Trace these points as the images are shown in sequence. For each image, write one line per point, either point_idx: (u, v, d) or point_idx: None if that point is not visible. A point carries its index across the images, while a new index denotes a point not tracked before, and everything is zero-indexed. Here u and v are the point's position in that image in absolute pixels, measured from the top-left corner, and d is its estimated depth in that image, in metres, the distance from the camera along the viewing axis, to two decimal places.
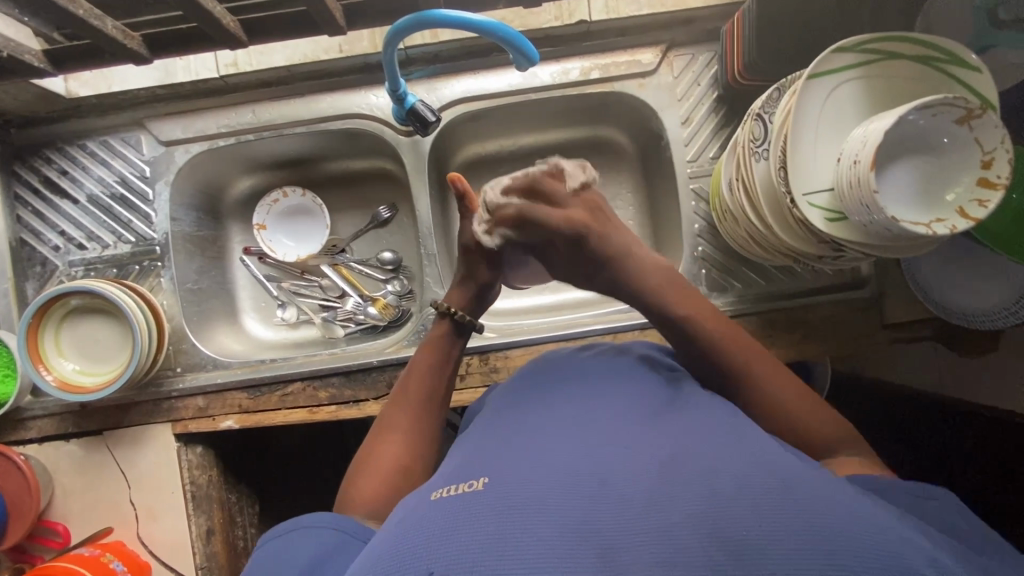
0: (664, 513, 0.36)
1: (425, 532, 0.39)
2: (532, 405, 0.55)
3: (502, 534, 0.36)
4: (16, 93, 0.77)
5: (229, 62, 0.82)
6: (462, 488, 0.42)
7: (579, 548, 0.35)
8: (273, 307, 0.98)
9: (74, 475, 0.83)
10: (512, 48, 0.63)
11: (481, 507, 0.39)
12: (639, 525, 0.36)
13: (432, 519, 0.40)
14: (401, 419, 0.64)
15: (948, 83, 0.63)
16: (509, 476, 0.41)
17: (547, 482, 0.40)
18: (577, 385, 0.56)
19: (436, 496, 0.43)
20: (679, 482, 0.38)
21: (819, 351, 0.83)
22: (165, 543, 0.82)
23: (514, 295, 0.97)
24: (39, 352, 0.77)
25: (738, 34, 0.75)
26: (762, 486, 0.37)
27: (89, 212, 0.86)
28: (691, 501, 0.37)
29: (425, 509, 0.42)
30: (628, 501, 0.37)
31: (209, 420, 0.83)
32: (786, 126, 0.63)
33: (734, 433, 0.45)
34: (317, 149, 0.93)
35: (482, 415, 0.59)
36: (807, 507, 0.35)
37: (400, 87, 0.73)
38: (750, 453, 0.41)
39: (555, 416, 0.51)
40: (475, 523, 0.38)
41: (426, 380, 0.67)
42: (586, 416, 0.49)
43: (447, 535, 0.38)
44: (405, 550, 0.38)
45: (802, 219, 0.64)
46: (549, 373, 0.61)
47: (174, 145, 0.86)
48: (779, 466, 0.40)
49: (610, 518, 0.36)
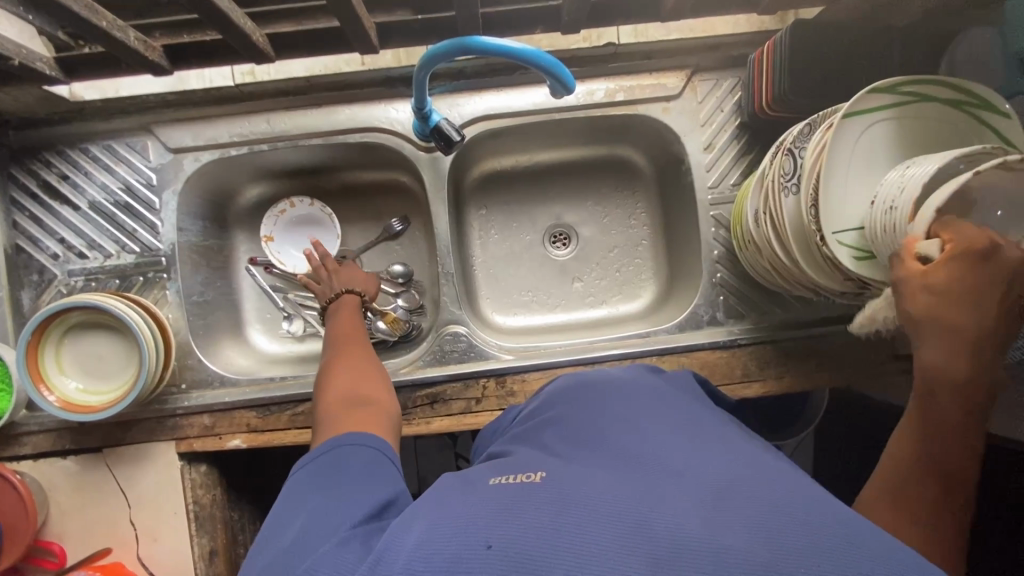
0: (720, 535, 0.35)
1: (484, 509, 0.40)
2: (574, 414, 0.55)
3: (561, 525, 0.37)
4: (19, 96, 0.73)
5: (246, 71, 0.82)
6: (523, 476, 0.44)
7: (637, 553, 0.35)
8: (279, 319, 0.95)
9: (72, 494, 0.80)
10: (550, 75, 0.61)
11: (540, 497, 0.40)
12: (697, 535, 0.35)
13: (494, 497, 0.41)
14: (360, 359, 0.71)
15: (980, 130, 0.63)
16: (567, 476, 0.43)
17: (601, 488, 0.40)
18: (619, 400, 0.56)
19: (496, 479, 0.45)
20: (734, 513, 0.37)
21: (832, 380, 0.84)
22: (166, 565, 0.79)
23: (528, 313, 0.96)
24: (39, 370, 0.73)
25: (769, 65, 0.75)
26: (820, 529, 0.36)
27: (90, 220, 0.82)
28: (748, 527, 0.36)
29: (483, 491, 0.43)
30: (685, 515, 0.37)
31: (215, 439, 0.81)
32: (820, 163, 0.63)
33: (780, 468, 0.44)
34: (332, 160, 0.90)
35: (520, 432, 0.58)
36: (861, 552, 0.35)
37: (426, 106, 0.72)
38: (802, 489, 0.41)
39: (602, 426, 0.51)
40: (532, 510, 0.39)
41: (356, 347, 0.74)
42: (633, 425, 0.50)
43: (508, 514, 0.39)
44: (463, 519, 0.39)
45: (831, 256, 0.64)
46: (588, 386, 0.61)
47: (183, 152, 0.82)
48: (831, 506, 0.40)
49: (668, 526, 0.36)
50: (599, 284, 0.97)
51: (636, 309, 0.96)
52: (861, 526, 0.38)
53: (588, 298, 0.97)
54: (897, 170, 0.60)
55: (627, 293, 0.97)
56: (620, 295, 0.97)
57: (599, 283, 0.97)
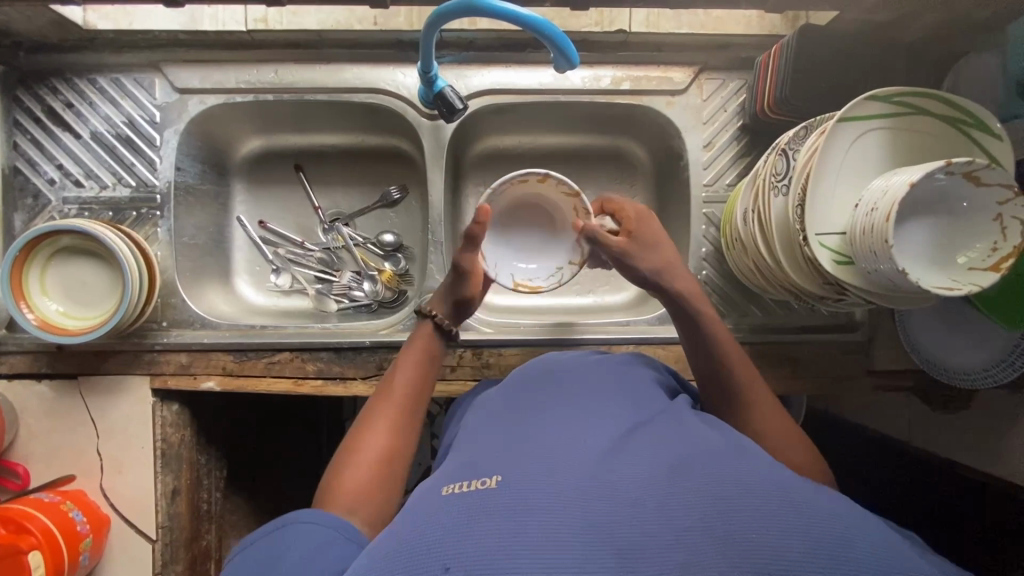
0: (675, 516, 0.37)
1: (438, 529, 0.39)
2: (530, 408, 0.56)
3: (522, 530, 0.37)
4: (33, 17, 0.74)
5: (258, 17, 0.83)
6: (477, 483, 0.42)
7: (600, 547, 0.36)
8: (267, 272, 0.96)
9: (42, 417, 0.80)
10: (554, 47, 0.64)
11: (496, 505, 0.39)
12: (656, 528, 0.37)
13: (448, 513, 0.40)
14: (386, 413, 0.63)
15: (968, 146, 0.64)
16: (524, 474, 0.42)
17: (553, 488, 0.40)
18: (576, 394, 0.57)
19: (449, 489, 0.44)
20: (689, 488, 0.39)
21: (804, 387, 0.85)
22: (128, 497, 0.80)
23: (514, 293, 0.97)
24: (22, 289, 0.74)
25: (774, 67, 0.76)
26: (766, 489, 0.39)
27: (90, 149, 0.83)
28: (700, 509, 0.37)
29: (438, 506, 0.42)
30: (643, 506, 0.38)
31: (190, 378, 0.81)
32: (810, 165, 0.64)
33: (736, 443, 0.46)
34: (336, 119, 0.91)
35: (485, 411, 0.60)
36: (809, 519, 0.37)
37: (432, 69, 0.73)
38: (754, 462, 0.43)
39: (553, 421, 0.51)
40: (490, 521, 0.38)
41: (411, 379, 0.66)
42: (586, 423, 0.50)
43: (467, 528, 0.38)
44: (421, 544, 0.38)
45: (811, 258, 0.65)
46: (545, 381, 0.62)
47: (189, 93, 0.83)
48: (783, 480, 0.41)
49: (629, 524, 0.37)
50: (587, 273, 0.98)
51: (621, 301, 0.96)
52: (808, 494, 0.39)
53: (575, 285, 0.98)
54: (890, 175, 0.59)
55: (614, 285, 0.98)
56: (606, 286, 0.98)
57: (587, 271, 0.98)
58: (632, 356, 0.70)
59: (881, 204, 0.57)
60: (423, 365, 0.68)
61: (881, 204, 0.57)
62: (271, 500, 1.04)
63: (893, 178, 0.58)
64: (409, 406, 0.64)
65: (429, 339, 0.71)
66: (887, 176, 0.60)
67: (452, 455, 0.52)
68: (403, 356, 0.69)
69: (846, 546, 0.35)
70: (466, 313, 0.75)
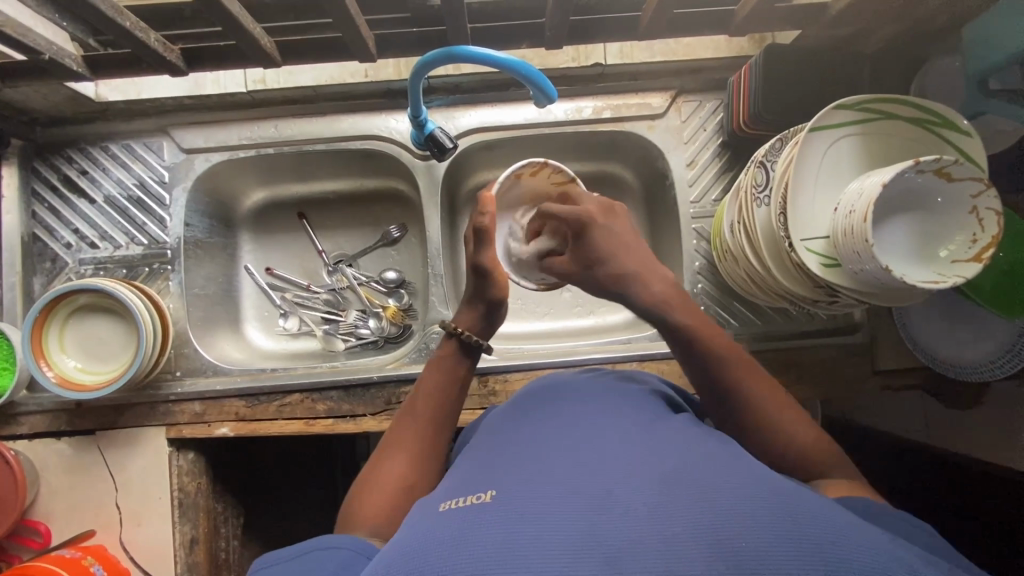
0: (666, 525, 0.38)
1: (434, 545, 0.39)
2: (531, 423, 0.57)
3: (513, 544, 0.38)
4: (49, 94, 0.79)
5: (257, 79, 0.87)
6: (472, 498, 0.44)
7: (590, 556, 0.36)
8: (275, 316, 0.99)
9: (62, 475, 0.82)
10: (532, 84, 0.68)
11: (491, 519, 0.40)
12: (645, 536, 0.37)
13: (443, 527, 0.41)
14: (406, 437, 0.64)
15: (939, 144, 0.66)
16: (518, 488, 0.43)
17: (550, 500, 0.41)
18: (574, 408, 0.58)
19: (446, 504, 0.45)
20: (681, 497, 0.40)
21: (810, 393, 0.86)
22: (147, 550, 0.81)
23: (516, 320, 0.99)
24: (42, 347, 0.78)
25: (746, 85, 0.79)
26: (752, 499, 0.40)
27: (104, 213, 0.88)
28: (692, 520, 0.38)
29: (434, 520, 0.43)
30: (633, 516, 0.39)
31: (204, 426, 0.83)
32: (787, 175, 0.66)
33: (727, 453, 0.47)
34: (333, 165, 0.95)
35: (491, 425, 0.61)
36: (804, 528, 0.37)
37: (421, 113, 0.78)
38: (742, 471, 0.44)
39: (552, 435, 0.52)
40: (481, 532, 0.39)
41: (434, 399, 0.67)
42: (585, 436, 0.51)
43: (459, 543, 0.39)
44: (415, 560, 0.39)
45: (800, 263, 0.66)
46: (547, 396, 0.63)
47: (195, 153, 0.88)
48: (779, 490, 0.41)
49: (618, 532, 0.38)
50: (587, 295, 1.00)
51: (622, 320, 0.97)
52: (802, 503, 0.40)
53: (576, 308, 1.00)
54: (864, 177, 0.62)
55: (614, 305, 1.00)
56: (606, 306, 0.99)
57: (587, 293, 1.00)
58: (621, 374, 0.70)
59: (856, 205, 0.59)
60: (447, 385, 0.68)
61: (857, 205, 0.59)
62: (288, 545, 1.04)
63: (867, 180, 0.60)
64: (432, 428, 0.65)
65: (454, 357, 0.71)
66: (862, 178, 0.62)
67: (454, 472, 0.53)
68: (425, 376, 0.69)
69: (838, 554, 0.36)
70: (493, 322, 0.74)
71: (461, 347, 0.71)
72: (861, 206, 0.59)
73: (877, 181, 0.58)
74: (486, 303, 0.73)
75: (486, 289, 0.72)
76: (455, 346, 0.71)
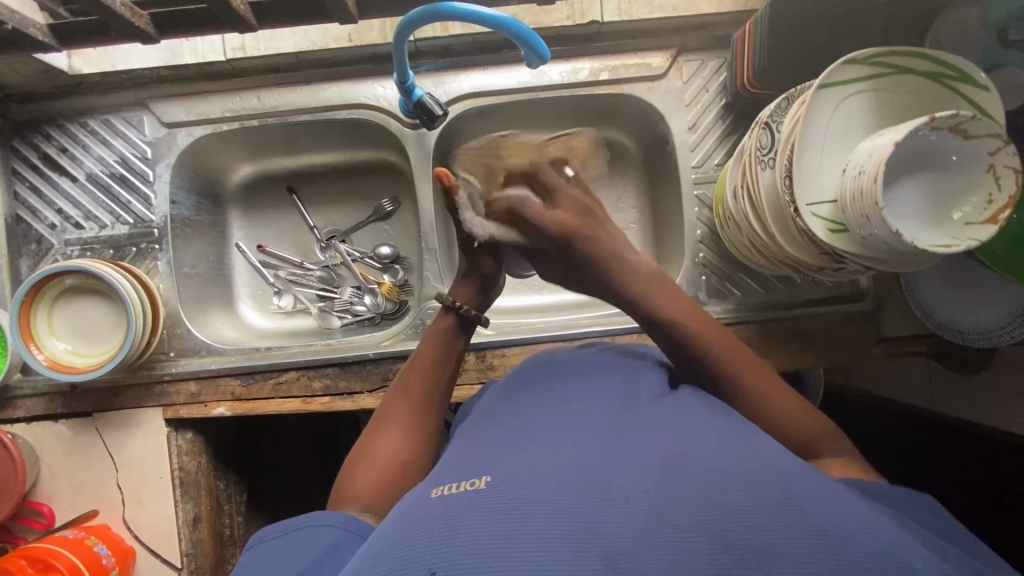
0: (665, 514, 0.37)
1: (425, 535, 0.38)
2: (526, 406, 0.55)
3: (506, 534, 0.36)
4: (19, 68, 0.76)
5: (236, 46, 0.82)
6: (466, 484, 0.42)
7: (586, 548, 0.35)
8: (269, 294, 0.97)
9: (62, 456, 0.82)
10: (524, 44, 0.64)
11: (484, 505, 0.39)
12: (643, 526, 0.36)
13: (434, 516, 0.39)
14: (397, 413, 0.62)
15: (956, 100, 0.63)
16: (512, 474, 0.42)
17: (545, 486, 0.40)
18: (568, 388, 0.57)
19: (436, 492, 0.43)
20: (681, 483, 0.39)
21: (815, 361, 0.84)
22: (150, 529, 0.81)
23: (515, 293, 0.97)
24: (31, 331, 0.77)
25: (751, 40, 0.75)
26: (757, 486, 0.38)
27: (87, 191, 0.85)
28: (691, 506, 0.37)
29: (425, 508, 0.41)
30: (631, 503, 0.38)
31: (201, 406, 0.82)
32: (794, 136, 0.63)
33: (729, 434, 0.46)
34: (322, 137, 0.92)
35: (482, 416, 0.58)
36: (808, 512, 0.36)
37: (408, 79, 0.74)
38: (742, 452, 0.42)
39: (548, 418, 0.51)
40: (474, 521, 0.38)
41: (427, 373, 0.65)
42: (580, 416, 0.50)
43: (450, 533, 0.37)
44: (401, 551, 0.38)
45: (805, 229, 0.63)
46: (542, 374, 0.62)
47: (177, 127, 0.85)
48: (779, 471, 0.40)
49: (615, 520, 0.37)
50: None
51: None
52: (806, 485, 0.39)
53: None
54: (875, 136, 0.58)
55: None
56: None
57: None
58: (621, 348, 0.68)
59: (866, 165, 0.56)
60: (440, 363, 0.66)
61: (868, 165, 0.56)
62: (293, 520, 1.05)
63: (879, 138, 0.57)
64: (423, 407, 0.63)
65: (450, 330, 0.69)
66: (874, 137, 0.58)
67: (447, 455, 0.51)
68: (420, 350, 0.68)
69: (843, 540, 0.34)
70: (489, 296, 0.74)
71: (458, 320, 0.70)
72: (871, 166, 0.56)
73: (889, 140, 0.55)
74: (480, 276, 0.72)
75: (480, 263, 0.71)
76: (451, 320, 0.69)
